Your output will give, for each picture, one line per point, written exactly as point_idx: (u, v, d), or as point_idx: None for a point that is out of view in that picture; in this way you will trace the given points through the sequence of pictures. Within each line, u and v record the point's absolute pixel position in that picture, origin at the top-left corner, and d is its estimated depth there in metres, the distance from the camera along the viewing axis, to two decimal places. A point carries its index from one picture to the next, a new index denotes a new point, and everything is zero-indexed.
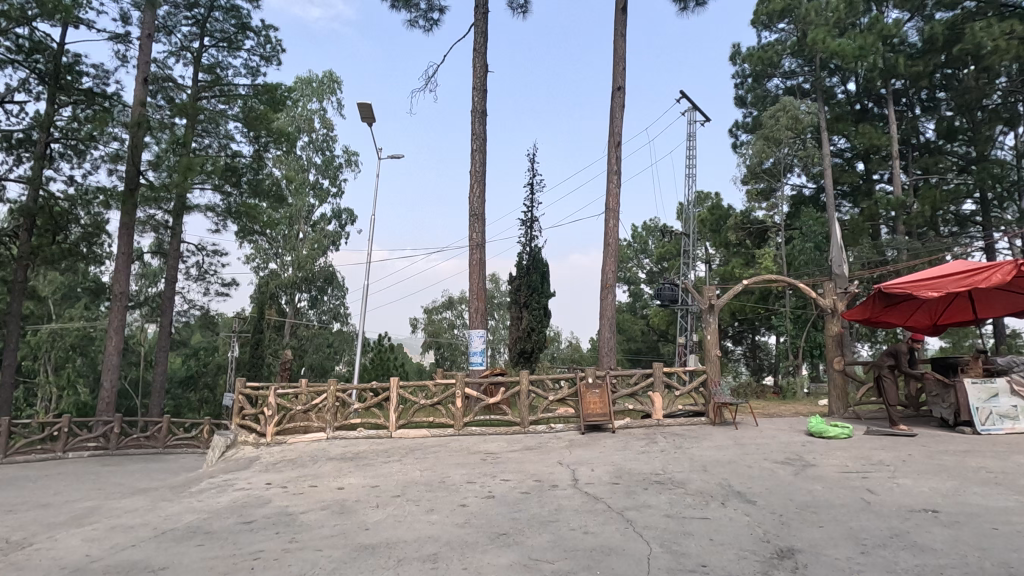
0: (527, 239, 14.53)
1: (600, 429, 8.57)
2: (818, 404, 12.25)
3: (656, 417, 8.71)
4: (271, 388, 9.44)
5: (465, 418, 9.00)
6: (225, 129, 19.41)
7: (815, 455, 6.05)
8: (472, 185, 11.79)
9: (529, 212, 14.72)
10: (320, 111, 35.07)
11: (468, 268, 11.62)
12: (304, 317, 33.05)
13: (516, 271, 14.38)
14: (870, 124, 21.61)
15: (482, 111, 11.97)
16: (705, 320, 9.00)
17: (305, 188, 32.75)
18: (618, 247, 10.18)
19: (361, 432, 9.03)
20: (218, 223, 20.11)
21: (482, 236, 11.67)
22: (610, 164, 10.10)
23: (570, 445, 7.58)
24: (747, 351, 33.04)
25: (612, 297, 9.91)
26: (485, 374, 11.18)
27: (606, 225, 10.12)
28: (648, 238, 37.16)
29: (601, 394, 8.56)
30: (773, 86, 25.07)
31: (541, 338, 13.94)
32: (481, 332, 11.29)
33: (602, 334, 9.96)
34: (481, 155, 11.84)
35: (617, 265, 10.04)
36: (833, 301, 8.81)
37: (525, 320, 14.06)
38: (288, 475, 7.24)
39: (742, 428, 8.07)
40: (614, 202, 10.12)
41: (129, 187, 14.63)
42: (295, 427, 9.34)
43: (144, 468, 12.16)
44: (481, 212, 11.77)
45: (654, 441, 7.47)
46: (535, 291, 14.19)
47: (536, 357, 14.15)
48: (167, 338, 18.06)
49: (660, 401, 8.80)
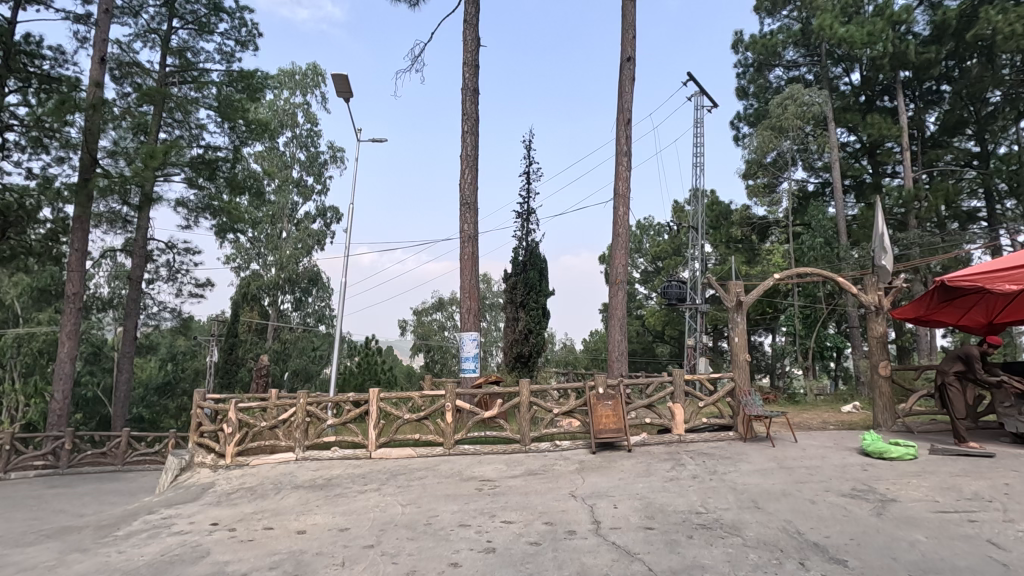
0: (523, 233, 13.36)
1: (613, 446, 7.41)
2: (844, 413, 11.14)
3: (676, 432, 7.55)
4: (232, 401, 8.20)
5: (457, 435, 7.78)
6: (195, 118, 18.06)
7: (889, 487, 4.91)
8: (464, 171, 10.59)
9: (525, 204, 13.55)
10: (304, 105, 33.77)
11: (460, 265, 10.42)
12: (287, 319, 31.65)
13: (511, 268, 13.25)
14: (879, 114, 20.63)
15: (474, 89, 10.78)
16: (731, 319, 7.88)
17: (288, 185, 31.44)
18: (629, 238, 9.02)
19: (335, 451, 7.79)
20: (190, 219, 18.73)
21: (475, 227, 10.46)
22: (619, 144, 8.99)
23: (582, 469, 6.41)
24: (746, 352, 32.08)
25: (622, 294, 8.75)
26: (479, 382, 9.95)
27: (615, 212, 8.97)
28: (643, 237, 36.13)
29: (614, 407, 7.40)
30: (774, 77, 24.21)
31: (539, 341, 12.75)
32: (473, 335, 10.05)
33: (613, 337, 8.81)
34: (472, 138, 10.63)
35: (628, 258, 8.89)
36: (877, 297, 7.73)
37: (521, 322, 12.85)
38: (240, 510, 5.97)
39: (779, 445, 6.92)
40: (625, 187, 8.98)
41: (83, 177, 13.27)
42: (259, 447, 8.10)
43: (95, 491, 10.83)
44: (473, 201, 10.56)
45: (682, 464, 6.30)
46: (532, 290, 13.02)
47: (534, 362, 12.96)
48: (131, 343, 16.64)
49: (681, 414, 7.64)
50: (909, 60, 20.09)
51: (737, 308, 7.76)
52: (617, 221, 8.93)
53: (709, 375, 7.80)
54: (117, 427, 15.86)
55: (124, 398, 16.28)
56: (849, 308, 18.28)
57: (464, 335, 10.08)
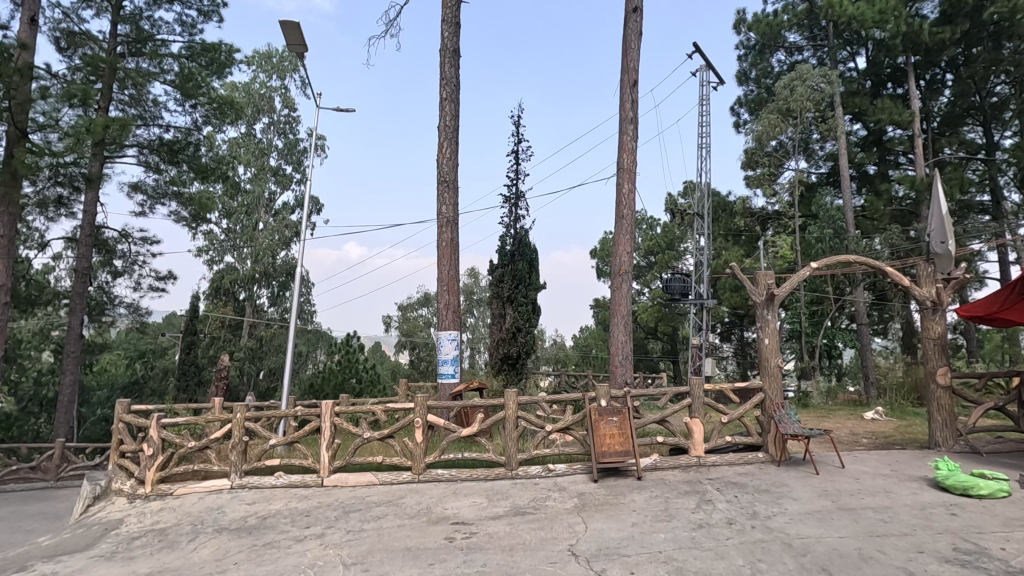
0: (511, 220, 11.94)
1: (619, 472, 6.06)
2: (870, 425, 9.88)
3: (695, 453, 6.23)
4: (155, 416, 6.77)
5: (428, 458, 6.39)
6: (150, 94, 16.39)
7: (1006, 549, 3.61)
8: (442, 144, 9.16)
9: (513, 186, 12.09)
10: (281, 90, 32.05)
11: (437, 253, 9.01)
12: (264, 315, 30.00)
13: (498, 258, 11.80)
14: (889, 99, 19.44)
15: (455, 50, 9.34)
16: (758, 316, 6.55)
17: (264, 173, 29.76)
18: (634, 220, 7.64)
19: (279, 477, 6.36)
20: (146, 203, 17.00)
21: (454, 210, 9.03)
22: (623, 111, 7.64)
23: (583, 509, 5.04)
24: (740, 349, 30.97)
25: (627, 288, 7.40)
26: (458, 390, 8.59)
27: (618, 189, 7.62)
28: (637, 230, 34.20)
29: (620, 425, 6.04)
30: (776, 61, 23.01)
31: (529, 340, 11.38)
32: (453, 335, 8.64)
33: (616, 336, 7.40)
34: (452, 106, 9.22)
35: (634, 243, 7.52)
36: (935, 291, 6.45)
37: (508, 319, 11.45)
38: (131, 569, 4.53)
39: (824, 472, 5.61)
40: (630, 161, 7.60)
41: (8, 154, 11.60)
42: (188, 473, 6.67)
43: (10, 516, 9.29)
44: (452, 179, 9.13)
45: (710, 502, 4.96)
46: (521, 282, 11.62)
47: (522, 364, 11.57)
48: (77, 342, 14.97)
49: (700, 432, 6.32)
50: (923, 41, 18.81)
51: (768, 301, 6.43)
52: (621, 200, 7.57)
53: (733, 385, 6.48)
54: (61, 436, 14.29)
55: (69, 402, 14.67)
56: (858, 302, 17.19)
57: (442, 335, 8.66)
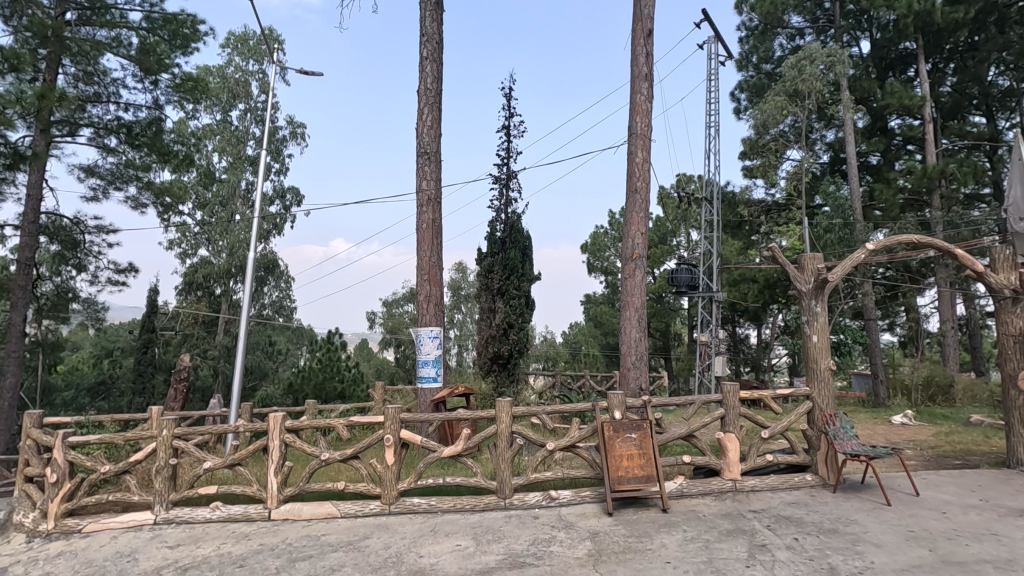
0: (502, 203, 10.70)
1: (639, 501, 4.89)
2: (905, 433, 8.80)
3: (730, 476, 5.09)
4: (64, 433, 5.47)
5: (402, 485, 5.17)
6: (102, 66, 14.78)
7: None
8: (422, 111, 7.90)
9: (503, 167, 10.86)
10: (257, 74, 30.38)
11: (417, 236, 7.77)
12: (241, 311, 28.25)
13: (487, 246, 10.56)
14: (899, 82, 18.38)
15: (437, 3, 8.07)
16: (805, 306, 5.40)
17: (241, 162, 28.20)
18: (649, 195, 6.45)
19: (215, 510, 5.12)
20: (99, 187, 15.37)
21: (437, 185, 7.79)
22: (636, 66, 6.47)
23: (601, 558, 3.85)
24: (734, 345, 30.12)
25: (640, 275, 6.23)
26: (441, 398, 7.40)
27: (630, 157, 6.43)
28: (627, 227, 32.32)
29: (640, 443, 4.86)
30: (777, 46, 21.90)
31: (522, 338, 10.17)
32: (435, 332, 7.43)
33: (627, 332, 6.22)
34: (435, 66, 7.97)
35: (648, 223, 6.36)
36: (1015, 277, 5.35)
37: (499, 314, 10.22)
38: None
39: (897, 502, 4.49)
40: (644, 124, 6.44)
41: None
42: (105, 504, 5.38)
43: None
44: (435, 151, 7.89)
45: (765, 548, 3.82)
46: (513, 272, 10.38)
47: (514, 364, 10.38)
48: (19, 339, 13.44)
49: (735, 450, 5.17)
50: (934, 22, 17.74)
51: (817, 286, 5.28)
52: (633, 170, 6.40)
53: (776, 392, 5.32)
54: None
55: (10, 406, 13.14)
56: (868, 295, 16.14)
57: (421, 333, 7.45)
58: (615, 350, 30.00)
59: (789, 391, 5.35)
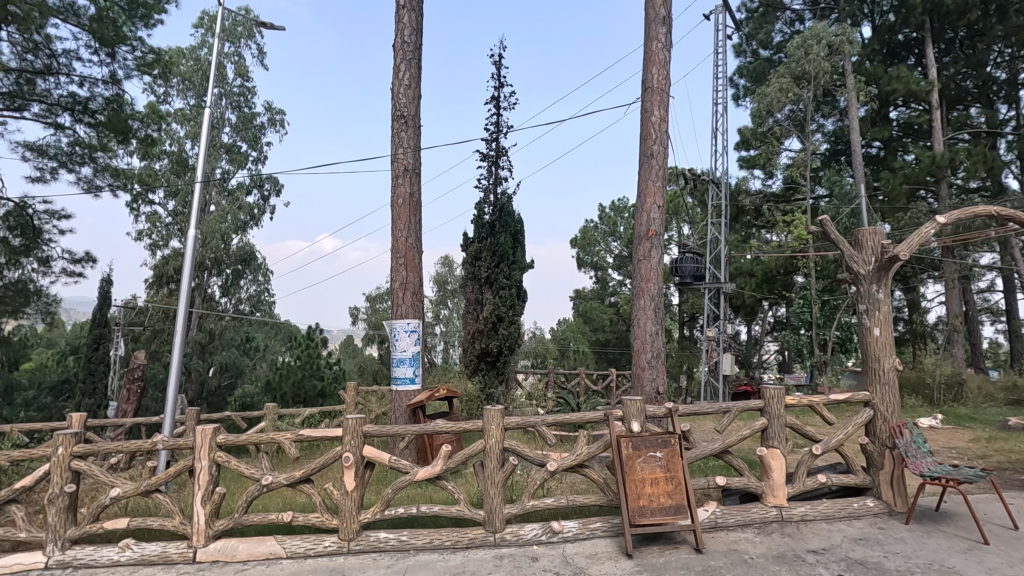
0: (491, 183, 9.61)
1: (666, 537, 3.88)
2: (938, 439, 7.91)
3: (775, 502, 4.10)
4: None
5: (365, 516, 4.10)
6: (47, 32, 13.29)
7: None
8: (398, 68, 6.78)
9: (492, 142, 9.77)
10: (233, 57, 28.81)
11: (392, 213, 6.66)
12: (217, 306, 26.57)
13: (473, 230, 9.47)
14: (905, 67, 17.55)
15: None
16: (862, 292, 4.40)
17: (215, 149, 26.71)
18: (667, 162, 5.41)
19: (124, 550, 4.02)
20: (46, 168, 13.88)
21: (415, 153, 6.67)
22: (652, 7, 5.44)
23: None
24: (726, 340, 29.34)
25: (657, 256, 5.22)
26: (419, 402, 6.35)
27: (644, 117, 5.41)
28: (618, 220, 31.28)
29: (667, 464, 3.82)
30: (778, 30, 20.91)
31: (512, 332, 9.12)
32: (413, 325, 6.37)
33: (641, 324, 5.20)
34: (413, 16, 6.84)
35: (666, 195, 5.35)
36: None
37: (487, 306, 9.14)
38: None
39: (993, 540, 3.53)
40: (661, 77, 5.42)
41: None
42: None
43: None
44: (413, 114, 6.77)
45: None
46: (503, 260, 9.31)
47: (504, 362, 9.32)
48: None
49: (780, 471, 4.16)
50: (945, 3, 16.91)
51: (879, 267, 4.30)
52: (648, 131, 5.37)
53: (828, 397, 4.33)
54: None
55: None
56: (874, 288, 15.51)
57: (396, 327, 6.38)
58: (606, 346, 29.00)
59: (843, 395, 4.36)
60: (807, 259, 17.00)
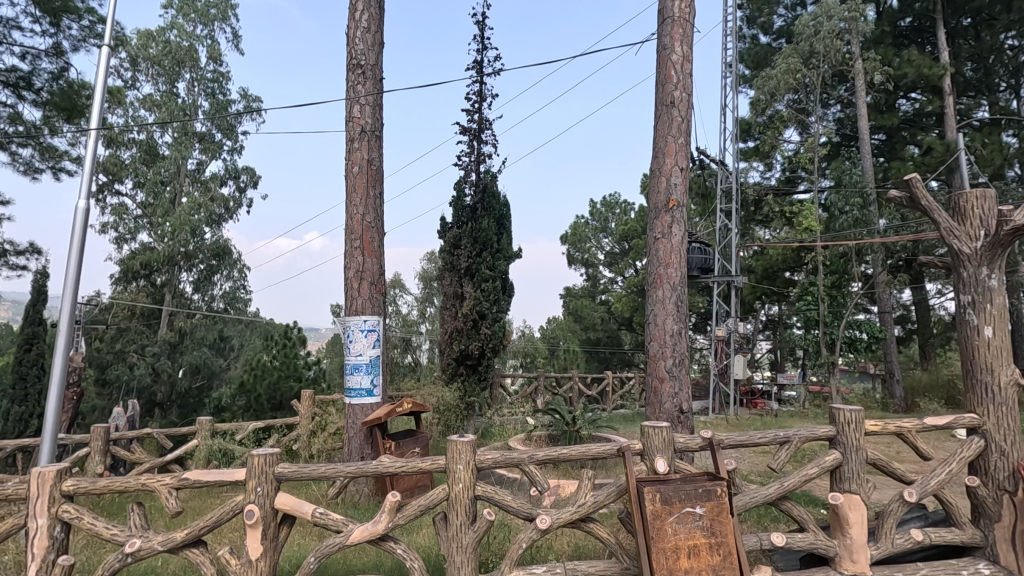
0: (473, 160, 8.36)
1: None
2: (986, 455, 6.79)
3: (855, 570, 2.92)
4: None
5: None
6: None
7: None
8: (356, 6, 5.49)
9: (474, 115, 8.53)
10: (205, 40, 27.12)
11: (346, 184, 5.40)
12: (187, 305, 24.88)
13: (452, 215, 8.23)
14: (916, 50, 16.53)
15: None
16: (968, 280, 3.31)
17: (186, 137, 25.04)
18: (692, 114, 4.20)
19: None
20: None
21: (373, 111, 5.41)
22: None
23: None
24: None
25: (679, 233, 4.05)
26: (377, 419, 4.94)
27: (663, 55, 4.22)
28: (609, 216, 30.16)
29: (709, 527, 2.62)
30: (782, 13, 19.81)
31: (496, 331, 7.92)
32: (372, 323, 5.19)
33: (659, 321, 4.01)
34: None
35: (691, 155, 4.18)
36: None
37: (467, 302, 7.92)
38: None
39: None
40: (683, 4, 4.23)
41: None
42: None
43: None
44: (373, 61, 5.49)
45: None
46: (486, 248, 8.10)
47: (487, 365, 8.10)
48: None
49: (859, 526, 2.97)
50: None
51: (992, 243, 3.20)
52: (667, 73, 4.18)
53: (922, 422, 3.17)
54: None
55: None
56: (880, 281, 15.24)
57: (350, 325, 5.18)
58: (597, 346, 27.75)
59: (941, 419, 3.21)
60: (815, 252, 15.91)
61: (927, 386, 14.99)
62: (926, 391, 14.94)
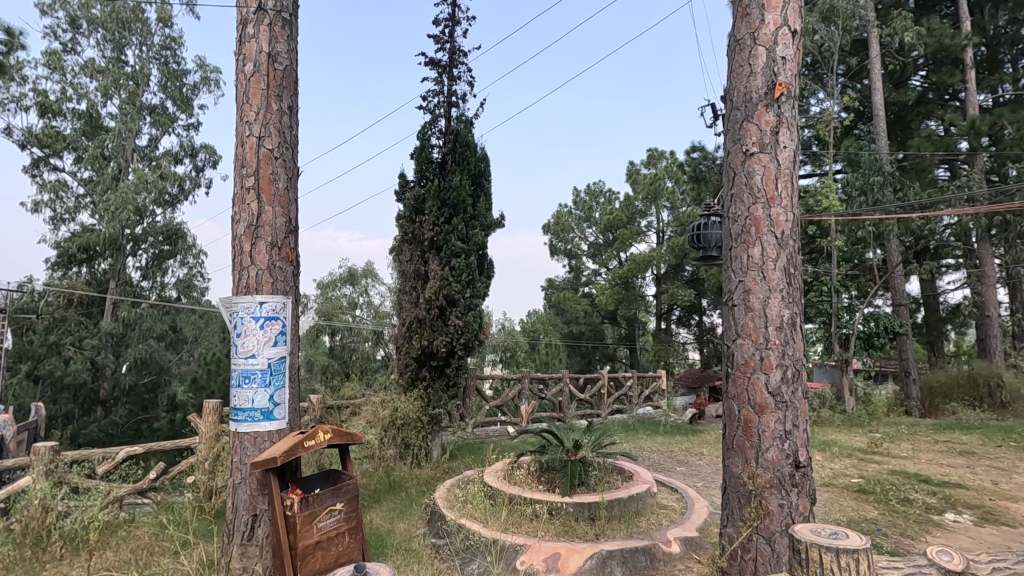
0: (442, 98, 6.46)
1: None
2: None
3: None
4: None
5: None
6: None
7: None
8: None
9: (445, 44, 6.64)
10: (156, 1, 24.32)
11: (235, 92, 3.51)
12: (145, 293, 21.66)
13: (415, 170, 6.38)
14: (937, 18, 15.05)
15: None
16: None
17: (133, 107, 22.35)
18: None
19: None
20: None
21: None
22: None
23: None
24: (696, 333, 26.80)
25: (788, 145, 2.64)
26: (274, 460, 3.01)
27: None
28: (594, 205, 28.23)
29: None
30: None
31: (469, 319, 6.12)
32: (272, 307, 3.34)
33: (753, 290, 2.55)
34: None
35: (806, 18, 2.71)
36: None
37: (431, 282, 6.09)
38: None
39: None
40: None
41: None
42: None
43: None
44: None
45: None
46: (457, 213, 6.25)
47: (455, 366, 6.26)
48: None
49: None
50: None
51: None
52: None
53: None
54: None
55: None
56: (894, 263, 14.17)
57: (236, 310, 3.32)
58: (580, 341, 25.95)
59: None
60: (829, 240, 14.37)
61: (948, 385, 13.64)
62: (947, 391, 13.61)
